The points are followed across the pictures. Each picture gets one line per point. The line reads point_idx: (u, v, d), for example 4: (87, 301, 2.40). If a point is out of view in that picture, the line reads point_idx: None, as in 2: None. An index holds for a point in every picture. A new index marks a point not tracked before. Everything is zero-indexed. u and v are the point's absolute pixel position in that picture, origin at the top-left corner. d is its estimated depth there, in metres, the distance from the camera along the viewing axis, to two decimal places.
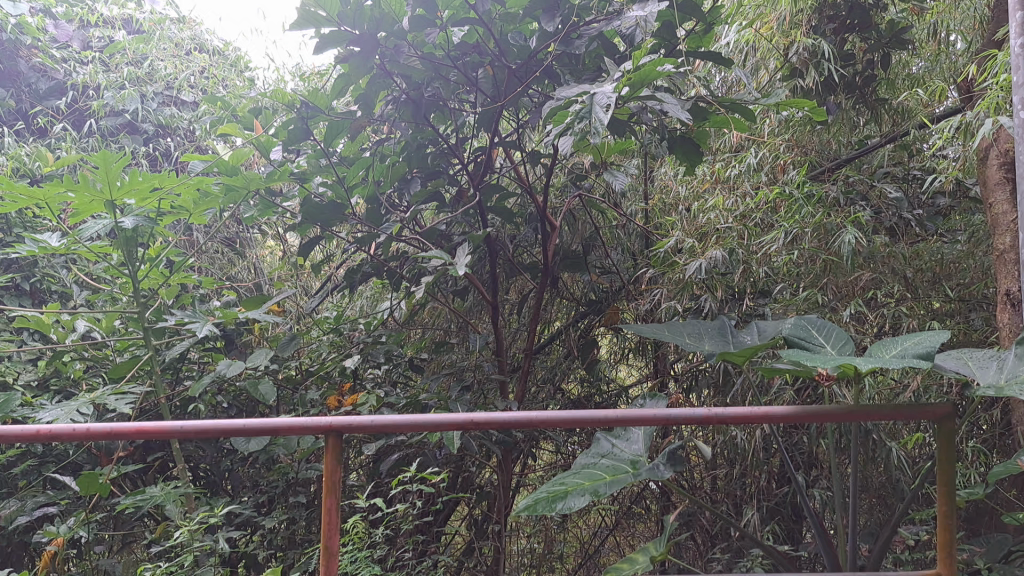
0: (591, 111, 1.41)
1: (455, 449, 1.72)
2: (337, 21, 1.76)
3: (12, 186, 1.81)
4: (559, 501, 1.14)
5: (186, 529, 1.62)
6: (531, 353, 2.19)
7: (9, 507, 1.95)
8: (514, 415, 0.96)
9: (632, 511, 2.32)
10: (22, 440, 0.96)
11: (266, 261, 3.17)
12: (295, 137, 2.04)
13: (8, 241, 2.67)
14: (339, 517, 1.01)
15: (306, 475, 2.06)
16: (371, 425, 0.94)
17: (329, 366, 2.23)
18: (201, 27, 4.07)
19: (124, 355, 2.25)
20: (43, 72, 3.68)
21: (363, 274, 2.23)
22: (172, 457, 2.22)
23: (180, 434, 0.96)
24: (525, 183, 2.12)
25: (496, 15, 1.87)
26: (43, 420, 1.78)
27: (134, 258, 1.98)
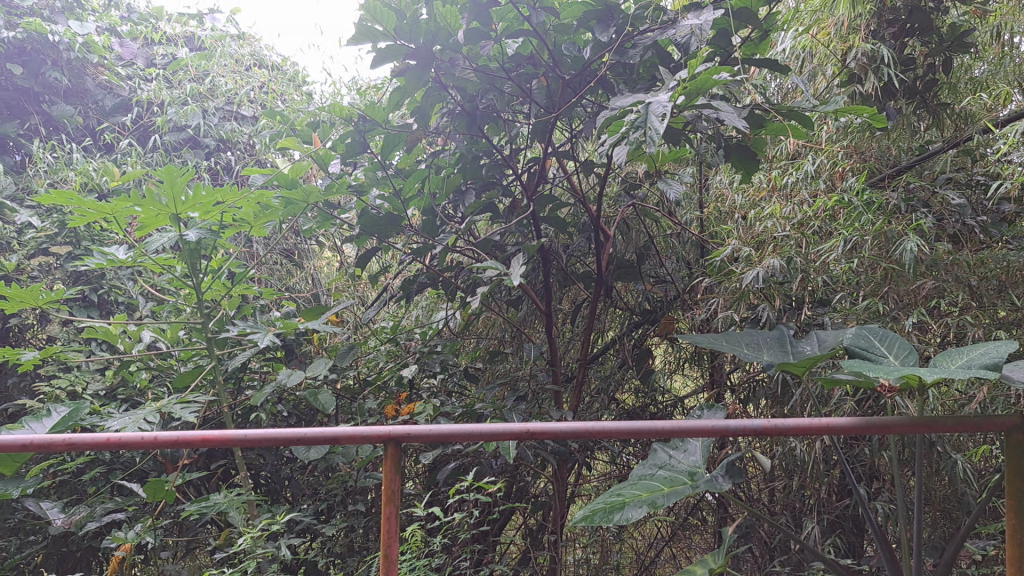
0: (647, 120, 1.40)
1: (512, 458, 1.71)
2: (394, 36, 1.80)
3: (82, 202, 1.86)
4: (616, 512, 1.14)
5: (247, 536, 1.64)
6: (586, 362, 2.18)
7: (79, 513, 2.00)
8: (570, 426, 0.96)
9: (688, 523, 2.29)
10: (93, 448, 0.99)
11: (324, 272, 3.22)
12: (353, 150, 2.09)
13: (77, 254, 2.75)
14: (399, 525, 1.02)
15: (364, 484, 2.08)
16: (429, 434, 0.96)
17: (386, 375, 2.25)
18: (260, 43, 4.20)
19: (188, 365, 2.31)
20: (110, 89, 3.78)
21: (419, 284, 2.25)
22: (234, 465, 2.26)
23: (244, 442, 0.99)
24: (579, 193, 2.10)
25: (550, 26, 1.89)
26: (112, 429, 1.82)
27: (198, 271, 2.03)
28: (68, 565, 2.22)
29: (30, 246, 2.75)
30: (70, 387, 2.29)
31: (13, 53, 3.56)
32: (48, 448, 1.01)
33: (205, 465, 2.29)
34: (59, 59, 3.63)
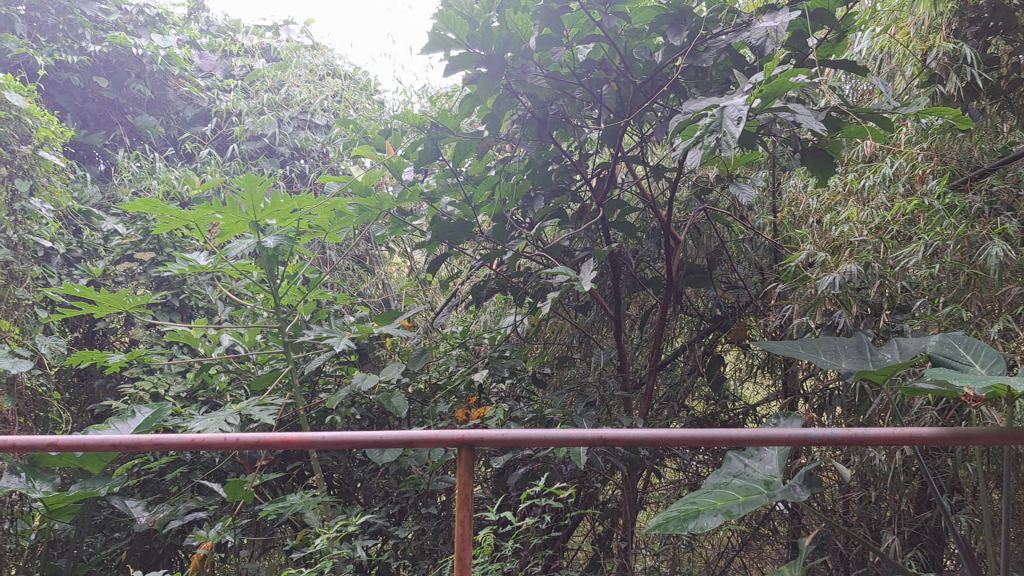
0: (721, 124, 1.40)
1: (582, 463, 1.70)
2: (467, 43, 1.84)
3: (167, 209, 1.93)
4: (691, 520, 1.14)
5: (325, 537, 1.68)
6: (657, 369, 2.15)
7: (163, 511, 2.07)
8: (643, 433, 0.97)
9: (759, 533, 2.25)
10: (178, 449, 1.03)
11: (394, 277, 3.26)
12: (425, 157, 2.12)
13: (160, 259, 2.86)
14: (472, 528, 1.04)
15: (436, 487, 2.10)
16: (500, 438, 0.97)
17: (456, 380, 2.27)
18: (333, 53, 4.28)
19: (265, 368, 2.36)
20: (190, 100, 3.91)
21: (488, 289, 2.26)
22: (309, 467, 2.30)
23: (322, 445, 1.01)
24: (648, 198, 2.08)
25: (622, 31, 1.89)
26: (195, 429, 1.89)
27: (275, 275, 2.08)
28: (151, 562, 2.29)
29: (116, 252, 2.87)
30: (153, 390, 2.37)
31: (99, 66, 3.68)
32: (136, 448, 1.05)
33: (281, 466, 2.34)
34: (143, 72, 3.78)
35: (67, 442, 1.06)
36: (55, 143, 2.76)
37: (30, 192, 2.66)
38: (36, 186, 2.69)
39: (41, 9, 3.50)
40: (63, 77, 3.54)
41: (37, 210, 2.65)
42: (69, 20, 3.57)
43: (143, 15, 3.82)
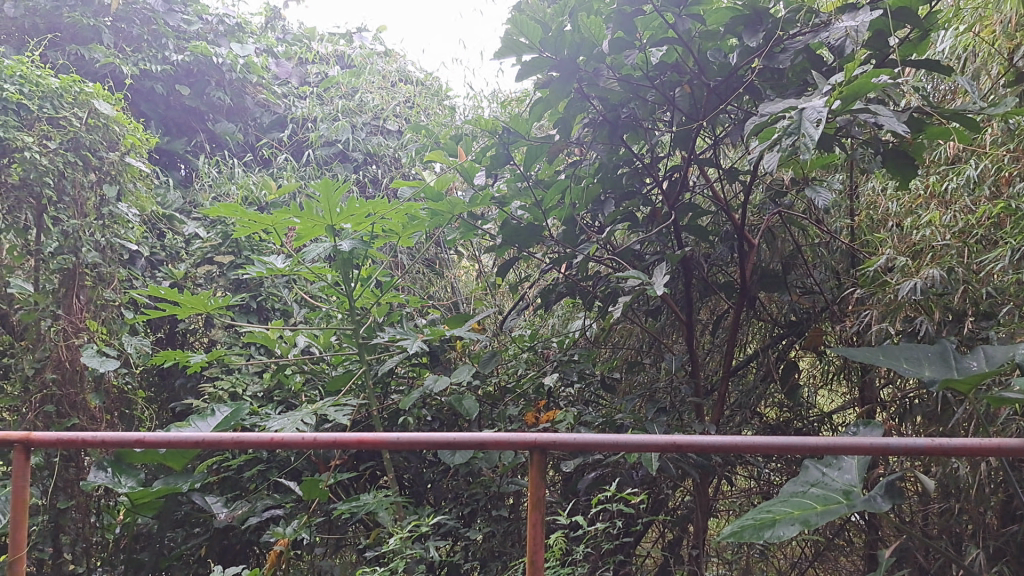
0: (800, 127, 1.38)
1: (654, 470, 1.70)
2: (539, 48, 1.85)
3: (246, 214, 1.98)
4: (767, 529, 1.13)
5: (398, 537, 1.71)
6: (730, 374, 2.12)
7: (241, 508, 2.15)
8: (718, 439, 0.96)
9: (834, 543, 2.20)
10: (257, 448, 1.05)
11: (463, 281, 3.28)
12: (497, 161, 2.13)
13: (239, 262, 2.95)
14: (544, 532, 1.04)
15: (507, 490, 2.11)
16: (573, 442, 0.98)
17: (526, 384, 2.29)
18: (406, 59, 4.34)
19: (339, 369, 2.40)
20: (267, 107, 4.01)
21: (557, 293, 2.26)
22: (381, 467, 2.33)
23: (396, 445, 1.03)
24: (721, 201, 2.06)
25: (696, 33, 1.87)
26: (273, 428, 1.94)
27: (350, 278, 2.13)
28: (229, 558, 2.35)
29: (197, 255, 2.95)
30: (231, 389, 2.43)
31: (181, 75, 3.79)
32: (218, 446, 1.07)
33: (353, 466, 2.37)
34: (222, 80, 3.88)
35: (151, 439, 1.08)
36: (140, 150, 2.84)
37: (118, 197, 2.75)
38: (123, 192, 2.79)
39: (126, 19, 3.63)
40: (147, 85, 3.64)
41: (124, 215, 2.74)
42: (153, 30, 3.70)
43: (223, 25, 3.95)
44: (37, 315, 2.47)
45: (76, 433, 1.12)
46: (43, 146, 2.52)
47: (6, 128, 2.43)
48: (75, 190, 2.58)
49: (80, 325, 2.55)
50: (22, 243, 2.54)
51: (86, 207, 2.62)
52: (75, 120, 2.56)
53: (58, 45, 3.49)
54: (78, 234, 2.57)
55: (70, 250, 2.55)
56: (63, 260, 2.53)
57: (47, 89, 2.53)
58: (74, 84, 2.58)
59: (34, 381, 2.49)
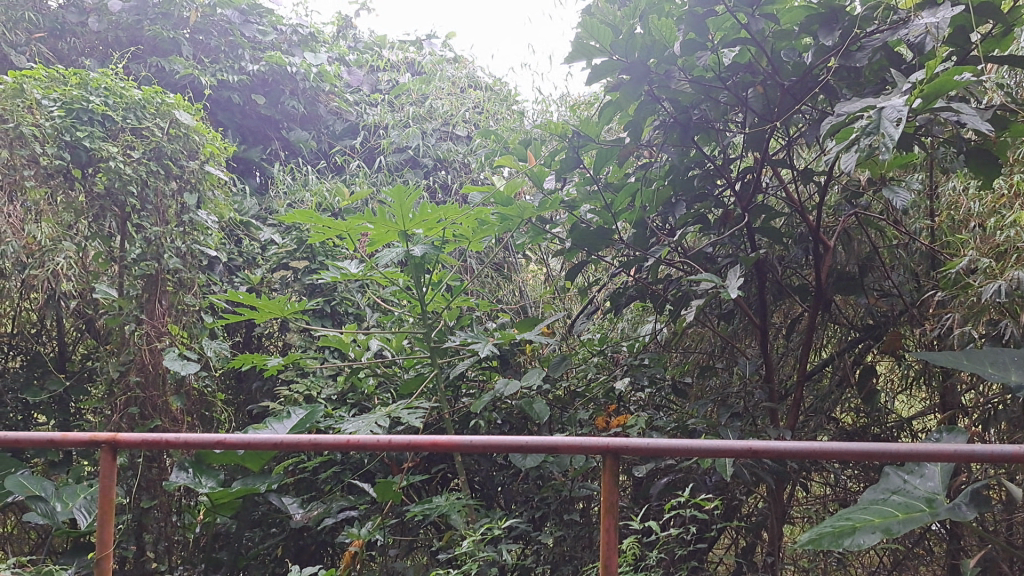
0: (879, 126, 1.35)
1: (728, 476, 1.68)
2: (611, 51, 1.85)
3: (321, 220, 2.03)
4: (846, 537, 1.11)
5: (470, 539, 1.73)
6: (805, 379, 2.08)
7: (316, 509, 2.19)
8: (796, 445, 0.95)
9: (914, 553, 2.13)
10: (334, 450, 1.06)
11: (531, 285, 3.28)
12: (567, 165, 2.14)
13: (314, 267, 3.00)
14: (618, 537, 1.04)
15: (579, 494, 2.10)
16: (647, 447, 0.97)
17: (596, 389, 2.29)
18: (475, 64, 4.36)
19: (410, 373, 2.43)
20: (339, 114, 4.08)
21: (627, 297, 2.24)
22: (453, 470, 2.35)
23: (469, 448, 1.03)
24: (796, 203, 2.02)
25: (769, 33, 1.85)
26: (347, 431, 1.98)
27: (422, 283, 2.16)
28: (304, 557, 2.39)
29: (273, 261, 3.02)
30: (306, 392, 2.50)
31: (257, 84, 3.90)
32: (295, 447, 1.08)
33: (425, 469, 2.40)
34: (296, 89, 3.97)
35: (232, 441, 1.11)
36: (219, 158, 2.91)
37: (198, 205, 2.83)
38: (203, 199, 2.87)
39: (204, 31, 3.75)
40: (225, 96, 3.75)
41: (204, 222, 2.81)
42: (230, 41, 3.81)
43: (297, 35, 4.02)
44: (121, 320, 2.56)
45: (161, 433, 1.16)
46: (128, 156, 2.62)
47: (93, 139, 2.53)
48: (157, 198, 2.67)
49: (162, 328, 2.64)
50: (107, 250, 2.63)
51: (167, 215, 2.71)
52: (157, 130, 2.65)
53: (141, 57, 3.62)
54: (160, 241, 2.66)
55: (153, 257, 2.64)
56: (146, 266, 2.62)
57: (130, 101, 2.63)
58: (156, 95, 2.68)
59: (119, 384, 2.58)
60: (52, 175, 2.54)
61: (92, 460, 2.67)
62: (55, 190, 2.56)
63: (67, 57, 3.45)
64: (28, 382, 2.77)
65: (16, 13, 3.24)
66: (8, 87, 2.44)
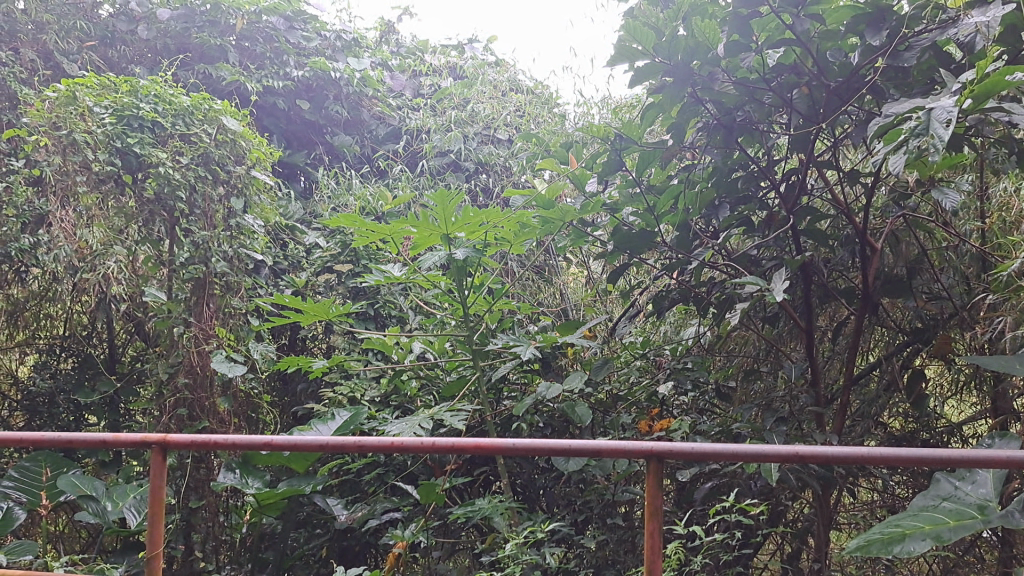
0: (928, 128, 1.34)
1: (774, 481, 1.66)
2: (653, 53, 1.85)
3: (365, 224, 2.05)
4: (896, 544, 1.10)
5: (514, 542, 1.73)
6: (852, 383, 2.05)
7: (361, 510, 2.21)
8: (844, 450, 0.94)
9: (964, 560, 2.09)
10: (377, 451, 1.07)
11: (572, 287, 3.28)
12: (609, 167, 2.13)
13: (358, 270, 3.03)
14: (661, 540, 1.04)
15: (622, 498, 2.09)
16: (691, 451, 0.97)
17: (638, 392, 2.28)
18: (516, 68, 4.36)
19: (453, 375, 2.44)
20: (382, 118, 4.13)
21: (670, 300, 2.23)
22: (495, 473, 2.35)
23: (512, 451, 1.03)
24: (842, 205, 1.99)
25: (815, 34, 1.82)
26: (391, 433, 1.99)
27: (464, 286, 2.17)
28: (348, 559, 2.41)
29: (318, 264, 3.05)
30: (350, 394, 2.54)
31: (301, 90, 3.92)
32: (340, 449, 1.09)
33: (467, 472, 2.41)
34: (340, 94, 4.02)
35: (278, 442, 1.12)
36: (266, 163, 2.94)
37: (244, 209, 2.86)
38: (249, 204, 2.90)
39: (250, 38, 3.80)
40: (270, 102, 3.79)
41: (250, 226, 2.85)
42: (275, 47, 3.86)
43: (340, 40, 4.06)
44: (170, 322, 2.60)
45: (210, 434, 1.17)
46: (177, 162, 2.66)
47: (143, 146, 2.60)
48: (204, 203, 2.71)
49: (210, 331, 2.68)
50: (156, 254, 2.67)
51: (215, 219, 2.75)
52: (205, 136, 2.69)
53: (188, 64, 3.67)
54: (207, 245, 2.70)
55: (201, 260, 2.69)
56: (194, 269, 2.67)
57: (179, 108, 2.67)
58: (204, 102, 2.72)
59: (168, 386, 2.62)
60: (103, 181, 2.60)
61: (141, 460, 2.72)
62: (106, 196, 2.63)
63: (117, 65, 3.54)
64: (81, 382, 2.87)
65: (69, 22, 3.28)
66: (62, 95, 2.50)
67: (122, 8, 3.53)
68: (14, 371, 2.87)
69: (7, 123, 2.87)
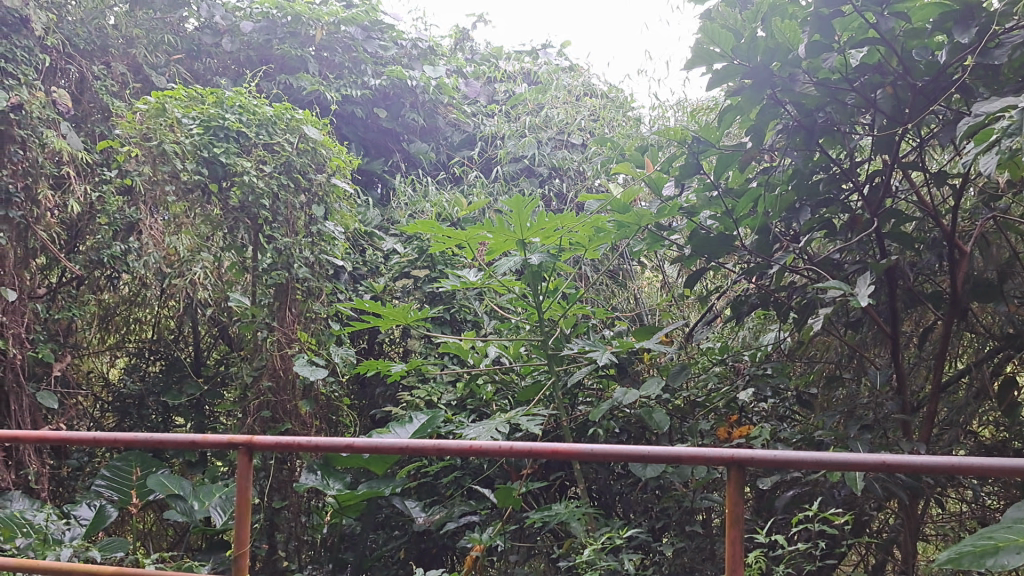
0: (1021, 127, 1.29)
1: (859, 490, 1.62)
2: (732, 56, 1.83)
3: (442, 230, 2.08)
4: (989, 557, 1.06)
5: (591, 548, 1.74)
6: (940, 390, 1.99)
7: (438, 513, 2.23)
8: (935, 460, 0.91)
9: None
10: (457, 455, 1.08)
11: (647, 292, 3.26)
12: (686, 171, 2.10)
13: (433, 276, 3.06)
14: (743, 549, 1.02)
15: (701, 505, 2.07)
16: (773, 459, 0.95)
17: (717, 398, 2.25)
18: (590, 72, 4.36)
19: (529, 381, 2.45)
20: (457, 126, 4.18)
21: (750, 305, 2.19)
22: (572, 478, 2.35)
23: (591, 456, 1.03)
24: (929, 207, 1.93)
25: (900, 32, 1.78)
26: (469, 437, 2.01)
27: (539, 292, 2.18)
28: (426, 561, 2.43)
29: (396, 270, 3.09)
30: (427, 398, 2.55)
31: (379, 99, 4.02)
32: (421, 452, 1.10)
33: (544, 476, 2.41)
34: (416, 101, 4.08)
35: (360, 445, 1.13)
36: (345, 171, 3.00)
37: (325, 216, 2.91)
38: (330, 211, 2.95)
39: (329, 48, 3.87)
40: (349, 110, 3.88)
41: (331, 233, 2.89)
42: (353, 57, 3.93)
43: (416, 48, 4.11)
44: (254, 327, 2.70)
45: (294, 437, 1.19)
46: (260, 170, 2.73)
47: (228, 155, 2.65)
48: (287, 210, 2.77)
49: (293, 336, 2.74)
50: (240, 260, 2.75)
51: (296, 226, 2.81)
52: (287, 145, 2.75)
53: (270, 75, 3.76)
54: (289, 251, 2.75)
55: (283, 266, 2.75)
56: (277, 275, 2.73)
57: (262, 118, 2.74)
58: (286, 112, 2.78)
59: (252, 389, 2.71)
60: (190, 190, 2.69)
61: (226, 461, 2.80)
62: (193, 204, 2.72)
63: (202, 76, 3.60)
64: (168, 385, 2.96)
65: (157, 36, 3.35)
66: (152, 107, 2.61)
67: (207, 21, 3.62)
68: (105, 373, 3.00)
69: (100, 135, 3.05)
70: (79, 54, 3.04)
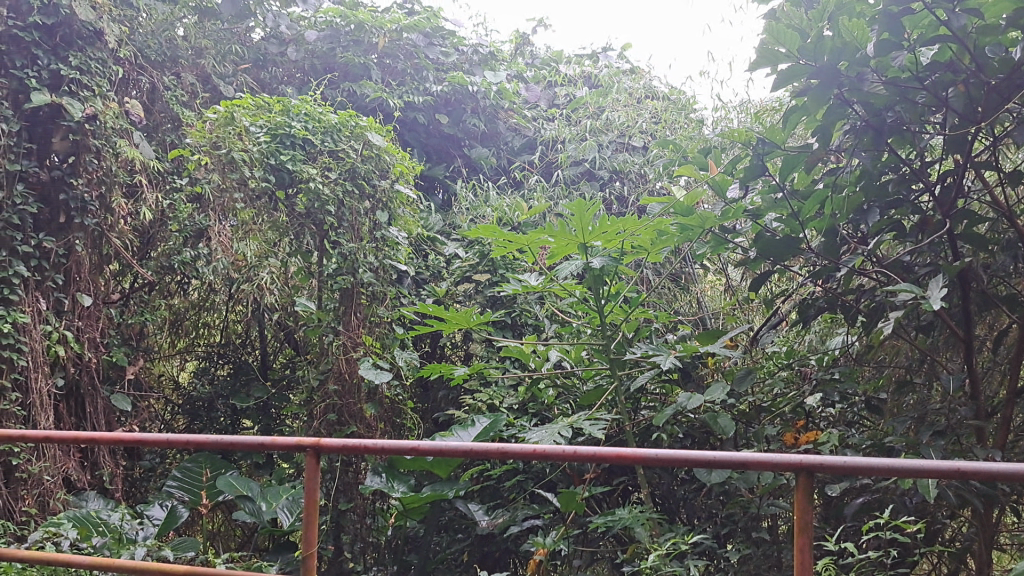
0: None
1: (931, 498, 1.58)
2: (798, 56, 1.79)
3: (504, 234, 2.09)
4: None
5: (656, 554, 1.72)
6: (1016, 396, 1.93)
7: (501, 516, 2.24)
8: (1012, 467, 0.88)
9: None
10: (521, 459, 1.07)
11: (710, 295, 3.23)
12: (752, 173, 2.06)
13: (495, 280, 3.08)
14: (812, 556, 1.00)
15: (767, 511, 2.04)
16: (845, 465, 0.93)
17: (783, 404, 2.22)
18: (651, 75, 4.36)
19: (591, 385, 2.44)
20: (518, 130, 4.18)
21: (816, 308, 2.16)
22: (635, 483, 2.34)
23: (656, 460, 1.02)
24: (1003, 207, 1.88)
25: (972, 30, 1.73)
26: (532, 440, 2.02)
27: (601, 295, 2.17)
28: (489, 564, 2.44)
29: (457, 274, 3.11)
30: (489, 401, 2.55)
31: (440, 105, 4.05)
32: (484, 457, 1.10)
33: (607, 481, 2.40)
34: (477, 107, 4.10)
35: (424, 448, 1.13)
36: (408, 177, 3.03)
37: (389, 222, 2.94)
38: (393, 216, 2.97)
39: (392, 55, 3.93)
40: (411, 116, 3.92)
41: (394, 238, 2.92)
42: (415, 64, 3.98)
43: (477, 54, 4.17)
44: (320, 330, 2.73)
45: (360, 439, 1.20)
46: (326, 177, 2.77)
47: (295, 162, 2.71)
48: (352, 217, 2.81)
49: (357, 339, 2.78)
50: (306, 265, 2.77)
51: (361, 232, 2.84)
52: (352, 152, 2.80)
53: (335, 83, 3.82)
54: (354, 256, 2.79)
55: (348, 271, 2.79)
56: (342, 280, 2.77)
57: (327, 125, 2.79)
58: (351, 119, 2.83)
59: (318, 391, 2.76)
60: (258, 197, 2.75)
61: (292, 462, 2.85)
62: (261, 211, 2.77)
63: (268, 85, 3.67)
64: (235, 388, 3.03)
65: (225, 47, 3.44)
66: (221, 116, 2.68)
67: (273, 31, 3.67)
68: (175, 377, 3.08)
69: (171, 144, 3.14)
70: (150, 65, 3.10)
